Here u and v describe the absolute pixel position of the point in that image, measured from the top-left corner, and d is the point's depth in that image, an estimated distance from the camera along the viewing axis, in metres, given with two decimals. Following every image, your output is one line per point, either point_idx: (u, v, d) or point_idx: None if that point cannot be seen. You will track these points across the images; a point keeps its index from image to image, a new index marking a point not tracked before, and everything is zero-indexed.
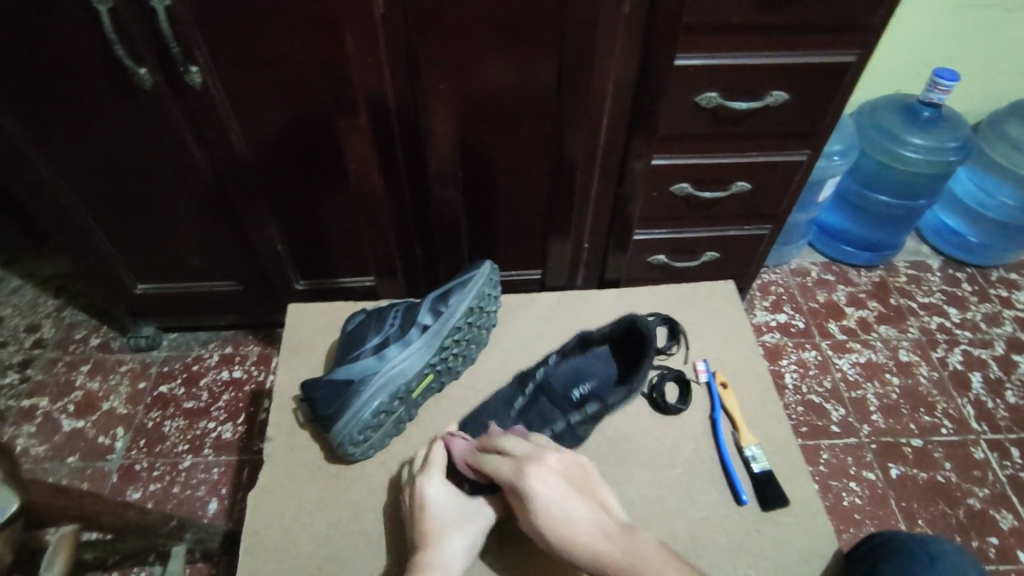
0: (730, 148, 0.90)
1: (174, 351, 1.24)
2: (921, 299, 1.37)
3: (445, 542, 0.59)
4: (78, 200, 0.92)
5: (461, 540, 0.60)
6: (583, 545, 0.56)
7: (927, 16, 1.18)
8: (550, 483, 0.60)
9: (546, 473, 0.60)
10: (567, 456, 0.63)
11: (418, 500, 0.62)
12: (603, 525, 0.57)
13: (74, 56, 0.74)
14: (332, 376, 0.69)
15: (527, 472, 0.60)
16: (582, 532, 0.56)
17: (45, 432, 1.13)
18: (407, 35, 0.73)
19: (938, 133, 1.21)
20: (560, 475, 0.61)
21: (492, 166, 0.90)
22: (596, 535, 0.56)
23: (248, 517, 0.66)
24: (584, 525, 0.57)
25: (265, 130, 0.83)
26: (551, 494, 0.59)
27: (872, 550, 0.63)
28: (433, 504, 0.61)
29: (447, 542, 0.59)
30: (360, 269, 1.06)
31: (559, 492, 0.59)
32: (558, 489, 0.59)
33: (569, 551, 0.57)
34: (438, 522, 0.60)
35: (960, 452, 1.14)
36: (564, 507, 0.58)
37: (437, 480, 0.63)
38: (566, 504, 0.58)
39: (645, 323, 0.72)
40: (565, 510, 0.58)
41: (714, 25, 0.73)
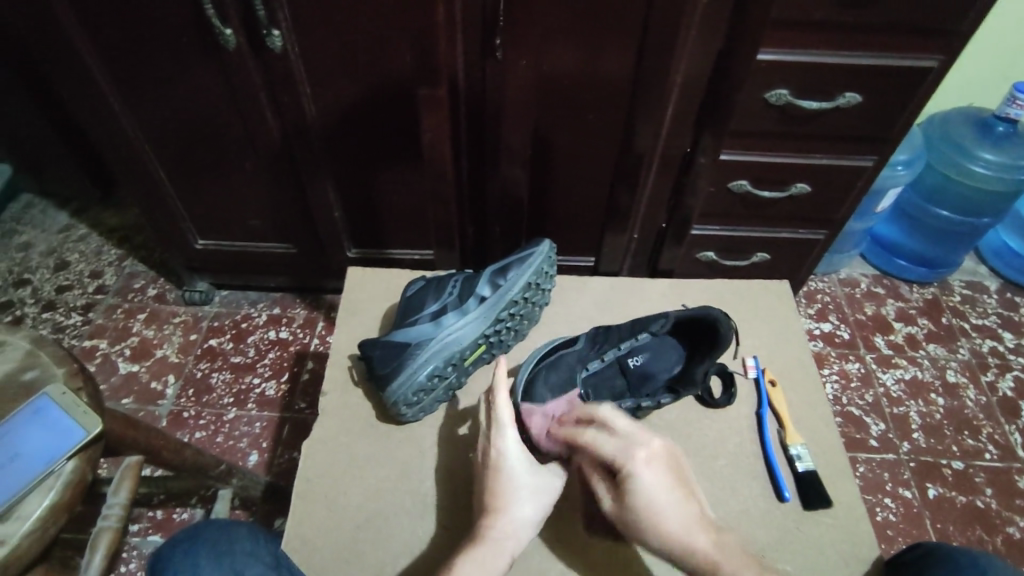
0: (795, 148, 0.89)
1: (225, 308, 1.29)
2: (974, 320, 1.33)
3: (517, 507, 0.60)
4: (152, 152, 0.96)
5: (534, 506, 0.61)
6: (687, 544, 0.55)
7: (1011, 27, 1.14)
8: (654, 476, 0.57)
9: (650, 467, 0.58)
10: (668, 446, 0.60)
11: (491, 462, 0.63)
12: (701, 522, 0.57)
13: (164, 12, 0.77)
14: (390, 337, 0.71)
15: (631, 467, 0.57)
16: (668, 523, 0.56)
17: (102, 373, 1.19)
18: (485, 10, 0.73)
19: (1014, 150, 1.16)
20: (660, 469, 0.58)
21: (553, 148, 0.90)
22: (688, 530, 0.56)
23: (300, 465, 0.68)
24: (683, 527, 0.56)
25: (337, 98, 0.86)
26: (651, 482, 0.57)
27: (912, 560, 0.62)
28: (508, 469, 0.62)
29: (520, 507, 0.60)
30: (411, 242, 1.09)
31: (660, 483, 0.57)
32: (662, 484, 0.57)
33: (658, 541, 0.56)
34: (509, 484, 0.61)
35: (1004, 479, 1.11)
36: (665, 505, 0.56)
37: (507, 440, 0.63)
38: (665, 498, 0.56)
39: (726, 327, 0.70)
40: (663, 507, 0.56)
41: (795, 21, 0.72)
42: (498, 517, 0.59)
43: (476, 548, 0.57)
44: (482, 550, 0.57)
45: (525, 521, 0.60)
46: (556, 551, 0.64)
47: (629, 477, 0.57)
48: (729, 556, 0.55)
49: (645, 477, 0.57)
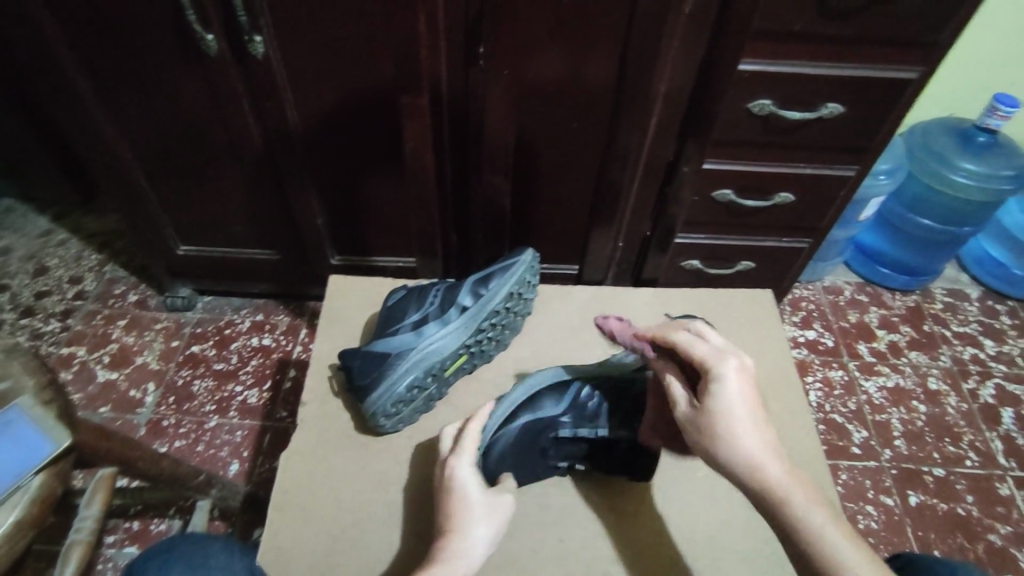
0: (778, 158, 0.89)
1: (207, 314, 1.27)
2: (955, 328, 1.35)
3: (469, 529, 0.59)
4: (132, 158, 0.95)
5: (488, 527, 0.59)
6: (758, 466, 0.53)
7: (990, 40, 1.15)
8: (741, 390, 0.56)
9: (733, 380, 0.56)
10: (753, 371, 0.58)
11: (446, 483, 0.62)
12: (776, 456, 0.53)
13: (145, 17, 0.76)
14: (370, 347, 0.71)
15: (717, 371, 0.56)
16: (747, 442, 0.53)
17: (81, 380, 1.17)
18: (469, 17, 0.73)
19: (993, 160, 1.19)
20: (748, 391, 0.56)
21: (537, 156, 0.90)
22: (766, 456, 0.53)
23: (278, 476, 0.67)
24: (758, 452, 0.53)
25: (320, 104, 0.85)
26: (737, 393, 0.55)
27: (892, 571, 0.62)
28: (463, 489, 0.61)
29: (475, 528, 0.59)
30: (395, 249, 1.08)
31: (744, 398, 0.55)
32: (748, 401, 0.55)
33: (734, 459, 0.53)
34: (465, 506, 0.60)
35: (984, 486, 1.12)
36: (741, 424, 0.54)
37: (464, 465, 0.63)
38: (745, 415, 0.54)
39: None
40: (740, 423, 0.54)
41: (776, 32, 0.73)
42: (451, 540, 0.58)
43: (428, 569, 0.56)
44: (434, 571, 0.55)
45: (479, 545, 0.58)
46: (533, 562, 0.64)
47: (714, 378, 0.56)
48: (805, 493, 0.51)
49: (729, 386, 0.55)
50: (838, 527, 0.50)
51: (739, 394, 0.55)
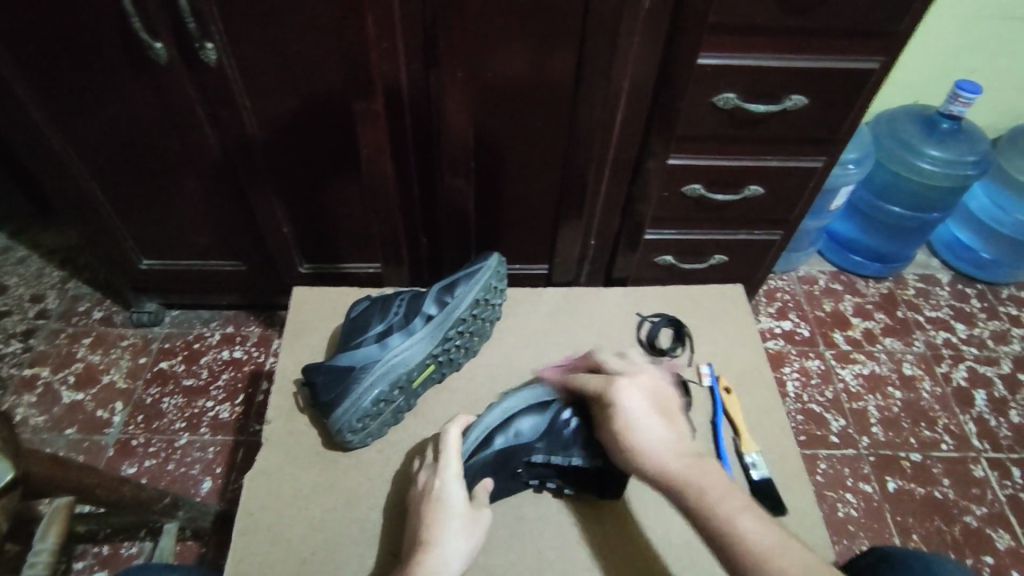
0: (745, 152, 0.89)
1: (176, 328, 1.24)
2: (928, 313, 1.36)
3: (451, 536, 0.59)
4: (87, 172, 0.92)
5: (464, 540, 0.59)
6: (665, 459, 0.58)
7: (952, 27, 1.16)
8: (638, 401, 0.64)
9: (645, 394, 0.65)
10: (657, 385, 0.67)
11: (431, 494, 0.62)
12: (677, 447, 0.59)
13: (89, 26, 0.73)
14: (333, 362, 0.69)
15: (616, 382, 0.66)
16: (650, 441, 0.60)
17: (45, 402, 1.13)
18: (425, 18, 0.72)
19: (957, 146, 1.20)
20: (645, 399, 0.65)
21: (503, 157, 0.89)
22: (668, 449, 0.59)
23: (244, 498, 0.66)
24: (662, 444, 0.60)
25: (278, 111, 0.83)
26: (636, 406, 0.63)
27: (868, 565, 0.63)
28: (447, 502, 0.61)
29: (452, 539, 0.59)
30: (365, 256, 1.06)
31: (641, 407, 0.63)
32: (643, 405, 0.64)
33: (648, 464, 0.59)
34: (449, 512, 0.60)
35: (960, 468, 1.13)
36: (653, 430, 0.61)
37: (452, 478, 0.63)
38: (649, 422, 0.62)
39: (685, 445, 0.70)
40: (645, 427, 0.61)
41: (737, 26, 0.72)
42: (432, 546, 0.58)
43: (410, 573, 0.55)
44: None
45: (457, 555, 0.58)
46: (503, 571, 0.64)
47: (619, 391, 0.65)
48: (698, 472, 0.56)
49: (625, 400, 0.64)
50: (747, 510, 0.52)
51: (635, 405, 0.64)
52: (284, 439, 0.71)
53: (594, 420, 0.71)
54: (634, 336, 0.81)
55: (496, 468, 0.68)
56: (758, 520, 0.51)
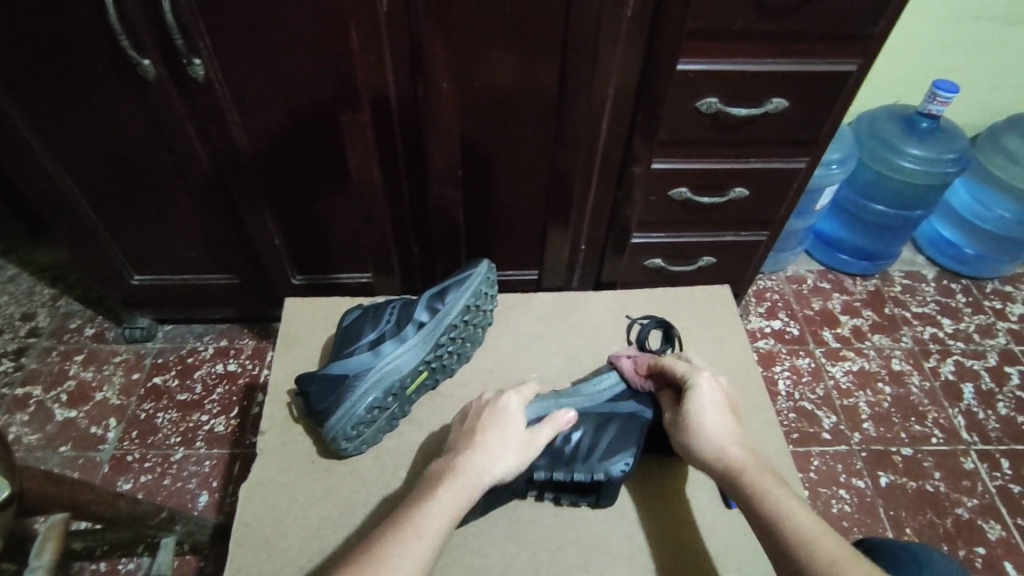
0: (729, 155, 0.91)
1: (169, 343, 1.24)
2: (915, 309, 1.38)
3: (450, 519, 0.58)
4: (78, 189, 0.92)
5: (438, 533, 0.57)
6: (726, 450, 0.64)
7: (927, 29, 1.19)
8: (714, 396, 0.69)
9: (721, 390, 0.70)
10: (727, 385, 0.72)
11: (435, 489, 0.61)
12: (740, 444, 0.65)
13: (78, 45, 0.74)
14: (327, 371, 0.70)
15: (698, 372, 0.70)
16: (718, 431, 0.65)
17: (38, 421, 1.13)
18: (410, 30, 0.73)
19: (937, 144, 1.22)
20: (719, 395, 0.69)
21: (491, 165, 0.90)
22: (731, 442, 0.65)
23: (240, 509, 0.67)
24: (726, 437, 0.65)
25: (268, 126, 0.84)
26: (708, 396, 0.68)
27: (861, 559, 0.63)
28: (446, 497, 0.60)
29: (424, 530, 0.57)
30: (356, 266, 1.07)
31: (713, 399, 0.68)
32: (714, 398, 0.68)
33: (710, 448, 0.65)
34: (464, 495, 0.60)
35: (950, 461, 1.15)
36: (720, 423, 0.66)
37: (463, 477, 0.62)
38: (717, 415, 0.67)
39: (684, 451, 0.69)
40: (716, 420, 0.66)
41: (716, 32, 0.74)
42: (425, 515, 0.58)
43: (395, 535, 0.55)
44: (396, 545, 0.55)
45: (426, 542, 0.56)
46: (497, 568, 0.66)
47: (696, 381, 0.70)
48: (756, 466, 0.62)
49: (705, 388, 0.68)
50: (799, 505, 0.59)
51: (707, 395, 0.68)
52: (279, 450, 0.72)
53: (594, 435, 0.71)
54: (624, 339, 0.84)
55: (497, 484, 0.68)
56: (806, 512, 0.58)
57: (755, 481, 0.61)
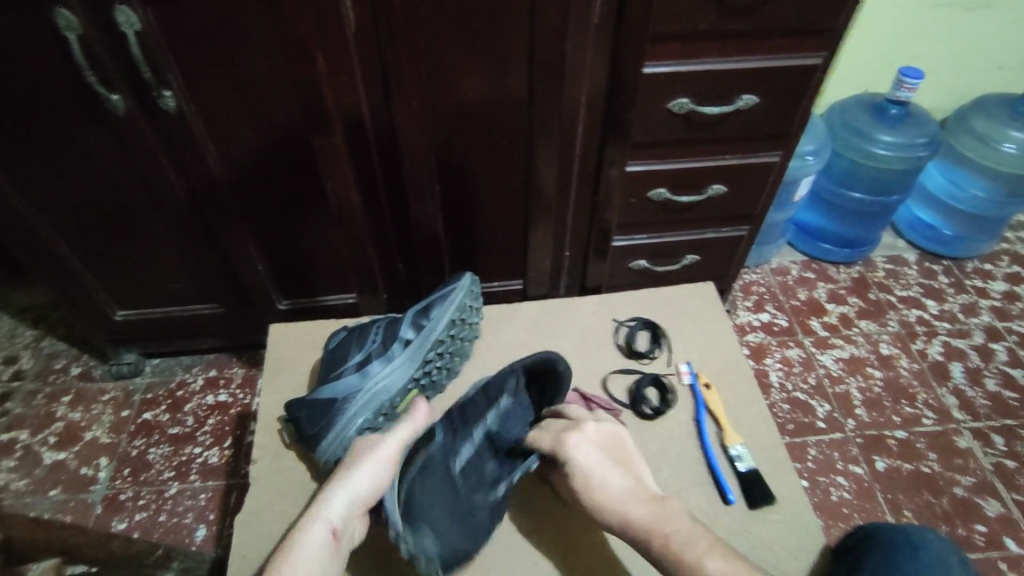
0: (704, 154, 0.92)
1: (157, 377, 1.22)
2: (899, 293, 1.39)
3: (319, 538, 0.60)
4: (54, 230, 0.91)
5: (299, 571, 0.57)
6: (621, 509, 0.62)
7: (888, 18, 1.21)
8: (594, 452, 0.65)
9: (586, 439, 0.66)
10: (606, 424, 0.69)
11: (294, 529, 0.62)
12: (638, 494, 0.63)
13: (45, 84, 0.73)
14: (315, 395, 0.71)
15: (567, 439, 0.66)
16: (614, 497, 0.62)
17: (26, 466, 1.11)
18: (378, 49, 0.74)
19: (907, 130, 1.24)
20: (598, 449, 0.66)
21: (469, 177, 0.91)
22: (626, 500, 0.62)
23: (236, 542, 0.67)
24: (619, 492, 0.63)
25: (243, 153, 0.83)
26: (588, 461, 0.65)
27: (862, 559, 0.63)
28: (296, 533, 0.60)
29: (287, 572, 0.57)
30: (341, 287, 1.06)
31: (596, 461, 0.65)
32: (595, 460, 0.65)
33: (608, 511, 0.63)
34: (320, 520, 0.61)
35: (944, 441, 1.16)
36: (610, 480, 0.63)
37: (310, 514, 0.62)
38: (604, 474, 0.64)
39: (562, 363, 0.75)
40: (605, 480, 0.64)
41: (681, 34, 0.75)
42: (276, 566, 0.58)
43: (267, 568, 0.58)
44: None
45: None
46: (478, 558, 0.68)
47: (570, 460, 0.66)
48: (663, 519, 0.60)
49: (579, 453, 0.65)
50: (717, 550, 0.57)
51: (588, 461, 0.65)
52: (272, 477, 0.72)
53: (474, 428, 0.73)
54: (612, 342, 0.86)
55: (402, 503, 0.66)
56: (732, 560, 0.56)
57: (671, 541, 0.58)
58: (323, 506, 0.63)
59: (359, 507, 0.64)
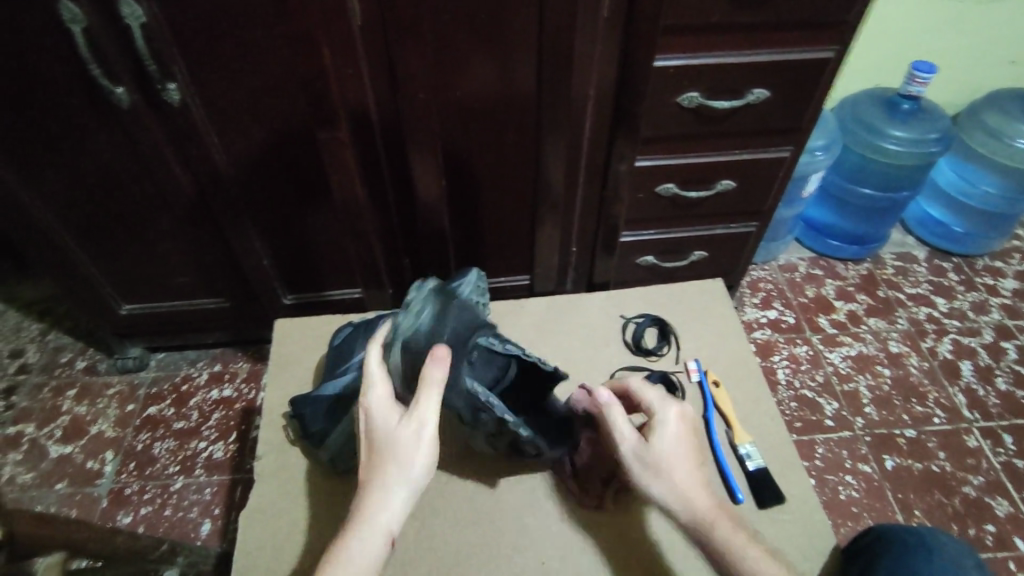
0: (713, 149, 0.90)
1: (162, 371, 1.22)
2: (908, 290, 1.38)
3: (379, 554, 0.52)
4: (58, 223, 0.91)
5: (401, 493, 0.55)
6: (694, 498, 0.57)
7: (901, 12, 1.19)
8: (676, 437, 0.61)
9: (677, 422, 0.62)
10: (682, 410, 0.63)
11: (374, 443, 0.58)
12: (703, 483, 0.59)
13: (49, 77, 0.73)
14: (321, 391, 0.72)
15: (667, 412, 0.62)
16: (685, 482, 0.58)
17: (32, 459, 1.11)
18: (385, 41, 0.73)
19: (919, 125, 1.22)
20: (686, 430, 0.62)
21: (476, 171, 0.90)
22: (693, 489, 0.58)
23: (240, 538, 0.67)
24: (688, 479, 0.58)
25: (248, 147, 0.83)
26: (675, 437, 0.61)
27: (872, 561, 0.62)
28: (388, 447, 0.57)
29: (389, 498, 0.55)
30: (346, 282, 1.06)
31: (682, 440, 0.61)
32: (681, 440, 0.61)
33: (671, 495, 0.58)
34: (375, 534, 0.53)
35: (954, 440, 1.14)
36: (679, 469, 0.59)
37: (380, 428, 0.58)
38: (684, 454, 0.60)
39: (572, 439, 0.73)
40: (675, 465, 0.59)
41: (691, 26, 0.74)
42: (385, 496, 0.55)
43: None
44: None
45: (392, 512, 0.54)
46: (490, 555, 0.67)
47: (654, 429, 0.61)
48: (716, 508, 0.57)
49: (671, 425, 0.61)
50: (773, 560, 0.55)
51: (676, 442, 0.60)
52: (277, 473, 0.72)
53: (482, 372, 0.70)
54: (620, 339, 0.85)
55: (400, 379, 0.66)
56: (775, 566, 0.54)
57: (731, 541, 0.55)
58: (371, 458, 0.57)
59: (411, 503, 0.56)
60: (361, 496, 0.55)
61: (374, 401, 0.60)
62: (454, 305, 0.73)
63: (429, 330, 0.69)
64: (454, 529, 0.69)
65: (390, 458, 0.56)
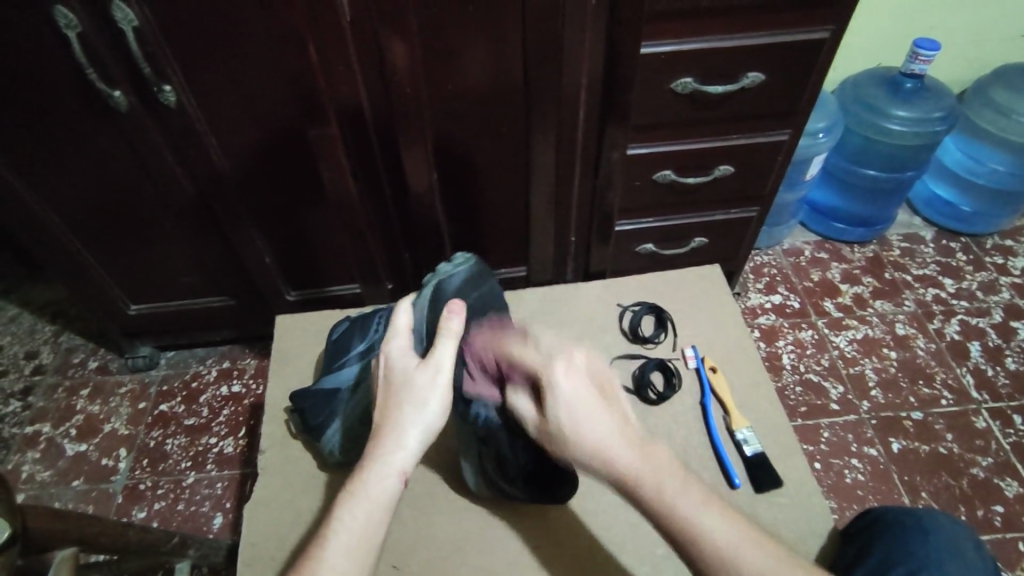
0: (709, 134, 0.90)
1: (172, 369, 1.25)
2: (915, 272, 1.36)
3: (394, 489, 0.55)
4: (65, 227, 0.93)
5: (415, 431, 0.58)
6: (611, 455, 0.51)
7: None
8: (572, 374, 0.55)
9: (567, 371, 0.55)
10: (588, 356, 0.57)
11: (393, 384, 0.61)
12: (622, 434, 0.52)
13: (46, 82, 0.74)
14: (319, 386, 0.74)
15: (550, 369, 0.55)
16: (594, 439, 0.52)
17: (50, 457, 1.14)
18: (374, 36, 0.73)
19: (923, 104, 1.20)
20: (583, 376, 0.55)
21: (470, 164, 0.90)
22: (606, 443, 0.51)
23: (246, 530, 0.68)
24: (601, 434, 0.52)
25: (245, 146, 0.84)
26: (572, 392, 0.54)
27: (868, 544, 0.63)
28: (405, 387, 0.60)
29: (403, 434, 0.57)
30: (348, 278, 1.07)
31: (581, 392, 0.54)
32: (579, 394, 0.53)
33: (586, 456, 0.52)
34: (390, 470, 0.56)
35: (962, 422, 1.14)
36: (589, 424, 0.52)
37: (399, 371, 0.62)
38: (589, 415, 0.52)
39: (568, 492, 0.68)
40: (586, 419, 0.52)
41: (681, 12, 0.73)
42: (398, 434, 0.57)
43: (329, 538, 0.52)
44: (338, 554, 0.51)
45: (404, 447, 0.57)
46: (493, 543, 0.68)
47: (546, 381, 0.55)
48: (650, 464, 0.50)
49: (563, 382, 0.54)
50: (717, 512, 0.49)
51: (575, 396, 0.53)
52: (281, 467, 0.74)
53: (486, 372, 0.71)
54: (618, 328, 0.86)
55: (421, 338, 0.68)
56: (729, 530, 0.48)
57: (662, 496, 0.49)
58: (389, 399, 0.60)
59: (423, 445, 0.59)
60: (378, 436, 0.58)
61: (394, 346, 0.65)
62: (486, 284, 0.75)
63: (460, 286, 0.73)
64: (453, 520, 0.70)
65: (408, 400, 0.59)
